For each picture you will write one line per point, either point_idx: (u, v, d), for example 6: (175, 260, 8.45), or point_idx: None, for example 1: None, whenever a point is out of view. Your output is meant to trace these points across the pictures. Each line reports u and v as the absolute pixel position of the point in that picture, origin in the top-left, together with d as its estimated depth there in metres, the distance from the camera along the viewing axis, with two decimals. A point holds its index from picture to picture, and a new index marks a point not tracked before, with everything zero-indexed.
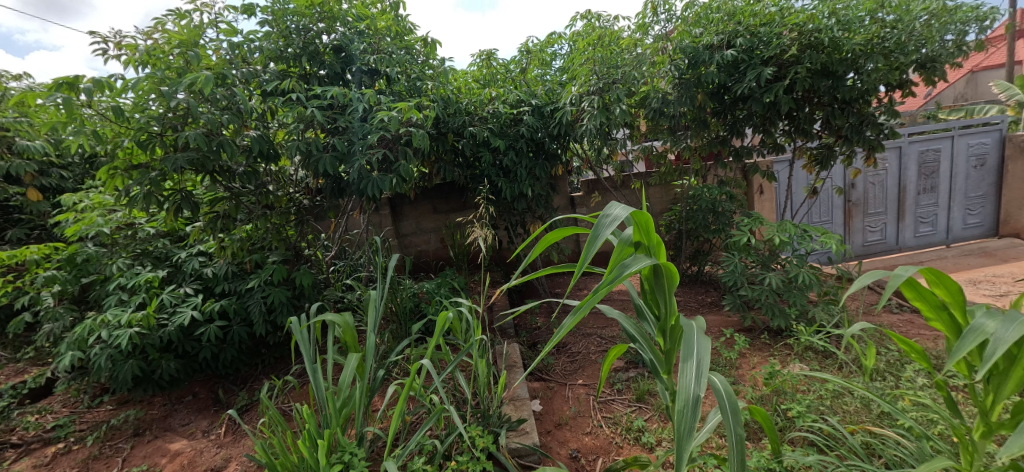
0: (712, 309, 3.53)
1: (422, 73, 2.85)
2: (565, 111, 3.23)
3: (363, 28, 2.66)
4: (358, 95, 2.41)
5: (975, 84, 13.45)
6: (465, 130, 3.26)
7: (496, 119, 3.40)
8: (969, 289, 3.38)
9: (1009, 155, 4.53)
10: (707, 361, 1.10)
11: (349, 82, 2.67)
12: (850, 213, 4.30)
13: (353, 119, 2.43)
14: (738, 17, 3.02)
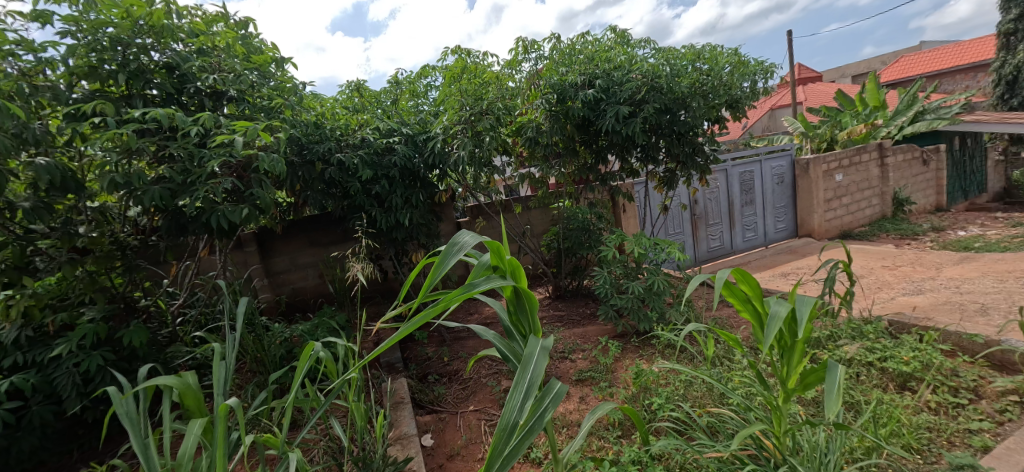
0: (592, 320, 3.78)
1: (279, 98, 2.66)
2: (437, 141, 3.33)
3: (200, 45, 2.40)
4: (191, 117, 2.13)
5: (774, 119, 16.83)
6: (331, 157, 3.10)
7: (366, 147, 3.31)
8: (781, 280, 4.12)
9: (799, 173, 5.71)
10: (535, 386, 1.12)
11: (184, 104, 2.36)
12: (696, 226, 4.98)
13: (190, 146, 2.14)
14: (595, 62, 3.43)
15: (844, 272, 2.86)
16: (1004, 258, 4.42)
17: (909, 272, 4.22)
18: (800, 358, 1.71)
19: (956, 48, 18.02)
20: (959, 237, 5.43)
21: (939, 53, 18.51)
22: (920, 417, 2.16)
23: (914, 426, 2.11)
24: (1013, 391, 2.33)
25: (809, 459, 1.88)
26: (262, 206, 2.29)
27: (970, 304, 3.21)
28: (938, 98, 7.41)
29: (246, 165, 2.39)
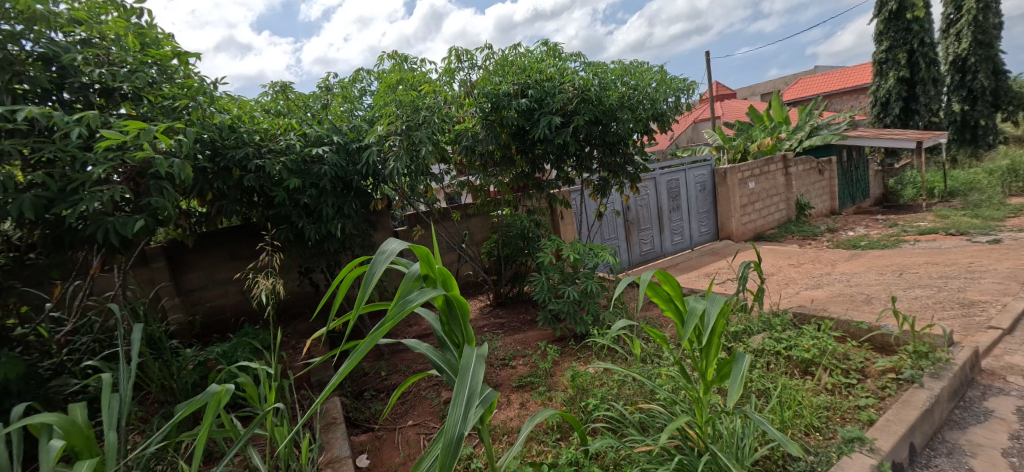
0: (532, 326, 3.83)
1: (183, 96, 2.45)
2: (372, 151, 3.24)
3: (81, 36, 2.19)
4: (71, 117, 1.91)
5: (696, 131, 18.13)
6: (250, 163, 2.90)
7: (291, 154, 3.13)
8: (705, 279, 4.41)
9: (718, 181, 6.17)
10: (475, 394, 1.15)
11: (63, 101, 2.13)
12: (629, 231, 5.20)
13: (69, 147, 1.91)
14: (529, 73, 3.52)
15: (755, 271, 3.12)
16: (884, 254, 5.04)
17: (809, 269, 4.69)
18: (716, 352, 1.95)
19: (839, 74, 20.59)
20: (849, 237, 6.12)
21: (830, 77, 20.93)
22: (821, 399, 2.40)
23: (814, 406, 2.36)
24: (891, 369, 2.65)
25: (729, 445, 2.04)
26: (162, 215, 2.10)
27: (858, 296, 3.62)
28: (831, 114, 8.31)
29: (141, 170, 2.18)
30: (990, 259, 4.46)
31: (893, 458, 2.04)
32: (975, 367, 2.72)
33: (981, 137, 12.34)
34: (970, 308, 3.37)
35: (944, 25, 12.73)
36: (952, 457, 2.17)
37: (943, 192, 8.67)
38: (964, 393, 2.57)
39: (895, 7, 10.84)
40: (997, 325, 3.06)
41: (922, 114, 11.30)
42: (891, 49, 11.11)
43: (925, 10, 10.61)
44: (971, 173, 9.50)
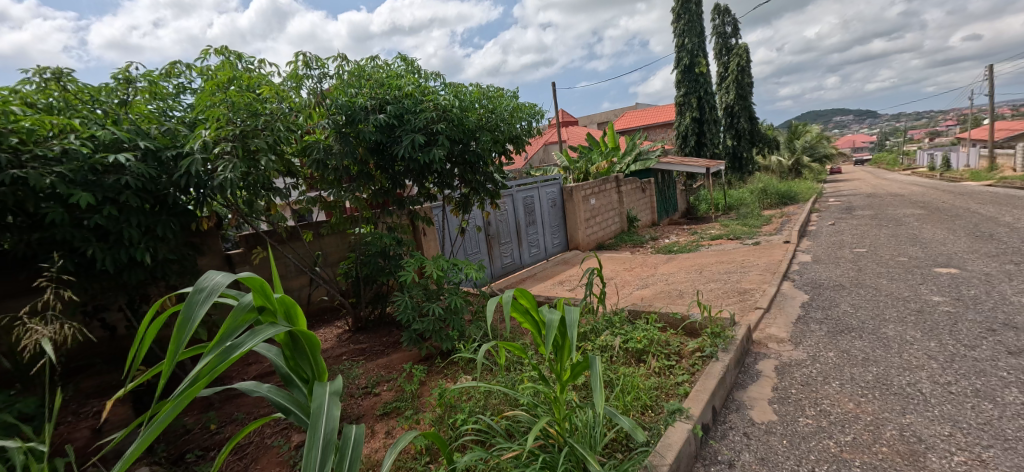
0: (397, 347, 3.72)
1: None
2: (191, 161, 2.70)
3: None
4: None
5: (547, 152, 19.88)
6: (4, 174, 2.22)
7: (67, 162, 2.45)
8: (558, 286, 4.85)
9: (565, 198, 6.85)
10: (331, 439, 1.18)
11: None
12: (491, 245, 5.40)
13: None
14: (387, 88, 3.47)
15: (598, 276, 3.58)
16: (689, 257, 6.22)
17: (638, 272, 5.54)
18: (569, 355, 2.24)
19: (651, 113, 24.80)
20: (666, 244, 7.40)
21: (645, 114, 25.07)
22: (651, 382, 2.87)
23: (646, 388, 2.81)
24: (698, 348, 3.29)
25: (583, 435, 2.34)
26: None
27: (675, 292, 4.41)
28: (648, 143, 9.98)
29: None
30: (755, 257, 5.87)
31: (701, 420, 2.56)
32: (751, 340, 3.56)
33: (744, 165, 15.89)
34: (746, 295, 4.40)
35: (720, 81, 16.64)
36: (739, 411, 2.81)
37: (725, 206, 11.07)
38: (744, 360, 3.34)
39: (688, 61, 13.57)
40: (760, 306, 4.07)
41: (710, 146, 14.21)
42: (687, 94, 13.85)
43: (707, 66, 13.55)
44: (742, 192, 12.31)
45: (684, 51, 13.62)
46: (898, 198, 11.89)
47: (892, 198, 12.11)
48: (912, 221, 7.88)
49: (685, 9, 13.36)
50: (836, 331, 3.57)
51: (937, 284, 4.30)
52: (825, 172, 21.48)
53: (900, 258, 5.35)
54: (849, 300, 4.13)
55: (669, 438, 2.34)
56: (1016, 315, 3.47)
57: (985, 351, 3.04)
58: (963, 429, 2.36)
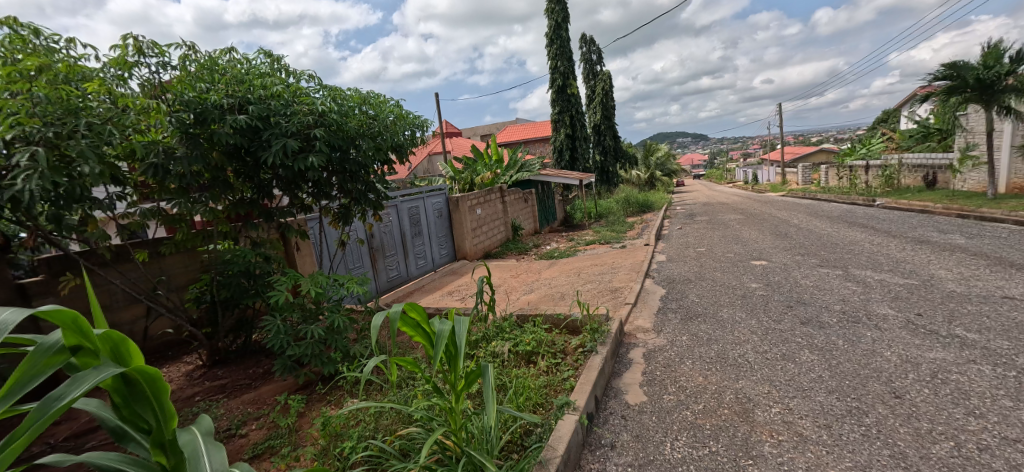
0: (267, 379, 3.25)
1: None
2: None
3: None
4: None
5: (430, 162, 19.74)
6: None
7: None
8: (447, 297, 4.78)
9: (451, 208, 6.78)
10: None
11: None
12: (375, 258, 5.08)
13: None
14: (248, 86, 3.05)
15: (487, 284, 3.61)
16: (568, 261, 6.72)
17: (523, 278, 5.79)
18: (463, 364, 2.21)
19: (529, 129, 26.07)
20: (548, 250, 7.86)
21: (521, 130, 26.29)
22: (541, 380, 3.01)
23: (537, 387, 2.94)
24: (579, 345, 3.57)
25: (480, 442, 2.30)
26: None
27: (557, 294, 4.75)
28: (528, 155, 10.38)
29: None
30: (622, 259, 6.60)
31: (586, 410, 2.75)
32: (623, 332, 4.01)
33: (611, 178, 17.56)
34: (616, 293, 4.95)
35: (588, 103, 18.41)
36: (617, 397, 3.12)
37: (596, 214, 12.16)
38: (619, 350, 3.74)
39: (561, 83, 14.60)
40: (629, 301, 4.61)
41: (582, 161, 15.44)
42: (561, 113, 14.89)
43: (577, 88, 14.78)
44: (607, 203, 13.66)
45: (557, 73, 14.65)
46: (723, 208, 14.38)
47: (719, 207, 14.59)
48: (734, 225, 9.66)
49: (555, 35, 14.41)
50: (686, 318, 4.23)
51: (754, 275, 5.36)
52: (672, 186, 24.96)
53: (728, 255, 6.56)
54: (694, 292, 4.92)
55: (560, 431, 2.48)
56: (805, 294, 4.53)
57: (786, 323, 3.91)
58: (776, 386, 2.99)
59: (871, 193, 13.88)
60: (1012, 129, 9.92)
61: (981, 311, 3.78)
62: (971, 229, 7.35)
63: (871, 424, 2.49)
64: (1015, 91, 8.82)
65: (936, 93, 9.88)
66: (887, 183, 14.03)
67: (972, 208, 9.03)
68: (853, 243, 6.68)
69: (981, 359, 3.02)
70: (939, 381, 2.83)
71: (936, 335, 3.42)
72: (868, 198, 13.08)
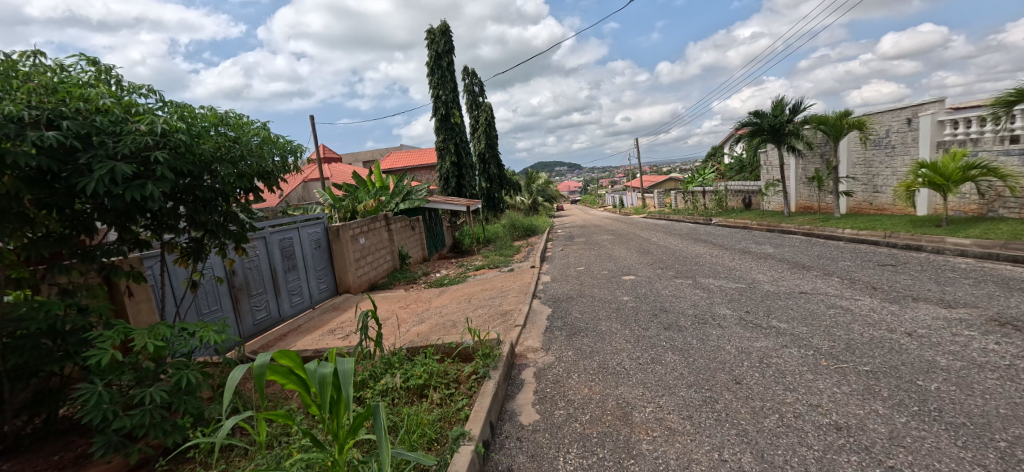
0: (82, 465, 2.54)
1: None
2: None
3: None
4: None
5: (306, 189, 18.31)
6: None
7: None
8: (328, 337, 4.36)
9: (331, 238, 6.29)
10: None
11: None
12: (237, 298, 4.45)
13: None
14: (60, 97, 2.45)
15: (372, 319, 3.34)
16: (459, 288, 6.67)
17: (412, 308, 5.58)
18: (347, 410, 1.99)
19: (413, 155, 25.69)
20: (438, 278, 7.72)
21: (403, 156, 25.89)
22: (434, 414, 2.87)
23: (431, 422, 2.80)
24: (471, 373, 3.50)
25: None
26: None
27: (449, 322, 4.66)
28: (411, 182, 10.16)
29: None
30: (511, 282, 6.75)
31: (482, 438, 2.68)
32: (514, 354, 4.06)
33: (497, 203, 18.04)
34: (506, 316, 5.03)
35: (473, 132, 18.86)
36: (511, 420, 3.10)
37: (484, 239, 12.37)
38: (511, 372, 3.76)
39: (443, 112, 14.73)
40: (518, 324, 4.72)
41: (468, 188, 15.59)
42: (446, 140, 14.96)
43: (460, 117, 15.04)
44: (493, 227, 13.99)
45: (439, 102, 14.76)
46: (596, 229, 15.70)
47: (592, 229, 15.89)
48: (606, 245, 10.57)
49: (436, 65, 14.59)
50: (571, 334, 4.46)
51: (625, 288, 5.90)
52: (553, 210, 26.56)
53: (604, 272, 7.13)
54: (576, 309, 5.21)
55: (456, 463, 2.38)
56: (666, 303, 5.11)
57: (652, 329, 4.36)
58: (648, 388, 3.27)
59: (708, 213, 16.38)
60: (798, 163, 12.59)
61: (788, 304, 4.65)
62: (777, 240, 9.08)
63: (721, 410, 2.85)
64: (793, 135, 11.28)
65: (744, 134, 12.12)
66: (720, 205, 16.70)
67: (775, 223, 11.21)
68: (696, 256, 7.78)
69: (791, 343, 3.69)
70: (765, 365, 3.37)
71: (762, 327, 4.10)
72: (706, 219, 15.41)
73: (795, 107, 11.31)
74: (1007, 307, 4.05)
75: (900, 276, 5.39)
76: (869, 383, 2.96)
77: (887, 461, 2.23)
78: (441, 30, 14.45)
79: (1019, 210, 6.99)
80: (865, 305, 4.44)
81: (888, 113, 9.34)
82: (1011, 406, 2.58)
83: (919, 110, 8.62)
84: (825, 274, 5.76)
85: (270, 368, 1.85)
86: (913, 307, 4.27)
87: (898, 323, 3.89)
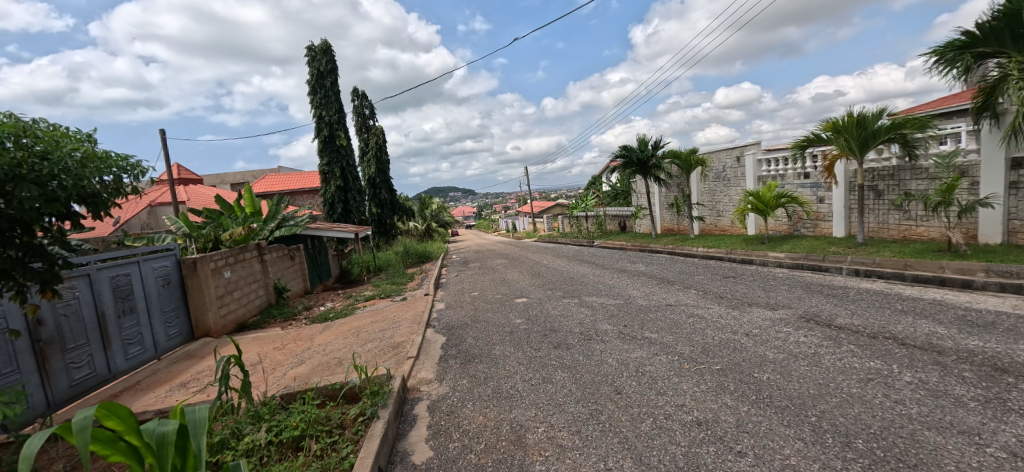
0: None
1: None
2: None
3: None
4: None
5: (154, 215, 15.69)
6: None
7: None
8: (178, 393, 3.67)
9: (186, 273, 5.44)
10: None
11: None
12: (44, 356, 3.56)
13: None
14: None
15: (237, 365, 2.87)
16: (345, 322, 6.15)
17: (290, 348, 4.98)
18: None
19: (291, 178, 23.71)
20: (322, 312, 7.06)
21: (278, 178, 23.80)
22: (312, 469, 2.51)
23: None
24: (358, 415, 3.16)
25: None
26: None
27: (333, 361, 4.24)
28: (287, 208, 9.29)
29: None
30: (402, 312, 6.41)
31: None
32: (406, 389, 3.80)
33: (389, 229, 17.32)
34: (398, 348, 4.73)
35: (360, 155, 18.06)
36: (403, 461, 2.83)
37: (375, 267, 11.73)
38: (402, 408, 3.50)
39: (327, 133, 13.89)
40: (411, 355, 4.46)
41: (356, 213, 14.75)
42: (330, 164, 14.10)
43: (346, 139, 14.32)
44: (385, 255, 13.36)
45: (322, 122, 13.89)
46: (489, 254, 15.85)
47: (485, 253, 16.03)
48: (498, 269, 10.69)
49: (318, 84, 13.77)
50: (465, 361, 4.34)
51: (518, 311, 5.96)
52: (446, 235, 26.32)
53: (497, 296, 7.14)
54: (470, 335, 5.10)
55: None
56: (555, 323, 5.24)
57: (543, 349, 4.42)
58: (540, 408, 3.25)
59: (591, 236, 17.55)
60: (662, 191, 14.12)
61: (657, 317, 5.06)
62: (647, 259, 9.98)
63: (605, 420, 2.94)
64: (657, 168, 12.70)
65: (618, 165, 13.28)
66: (600, 228, 17.99)
67: (644, 244, 12.36)
68: (578, 277, 8.21)
69: (660, 351, 3.99)
70: (640, 373, 3.59)
71: (637, 339, 4.40)
72: (588, 242, 16.48)
73: (657, 143, 12.73)
74: (811, 306, 4.88)
75: (739, 285, 6.22)
76: (720, 380, 3.30)
77: (737, 447, 2.47)
78: (323, 48, 13.77)
79: (814, 230, 8.59)
80: (714, 312, 5.01)
81: (722, 151, 10.99)
82: (818, 386, 3.06)
83: (744, 150, 10.27)
84: (683, 287, 6.44)
85: (92, 438, 1.46)
86: (749, 311, 4.92)
87: (738, 326, 4.44)
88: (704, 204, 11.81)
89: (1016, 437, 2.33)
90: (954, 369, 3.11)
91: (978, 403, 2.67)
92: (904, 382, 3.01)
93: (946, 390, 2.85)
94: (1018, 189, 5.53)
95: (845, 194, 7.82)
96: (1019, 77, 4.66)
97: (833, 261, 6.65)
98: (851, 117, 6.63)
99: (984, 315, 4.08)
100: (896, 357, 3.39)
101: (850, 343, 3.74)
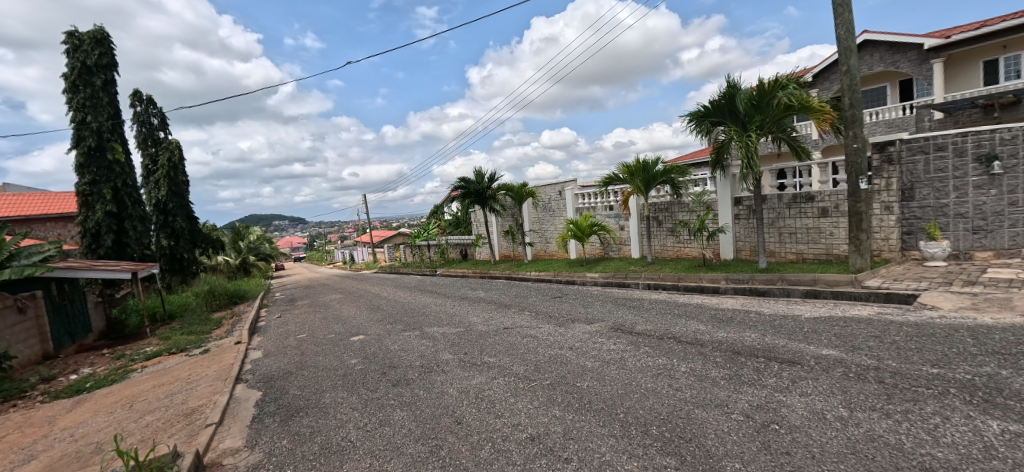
0: None
1: None
2: None
3: None
4: None
5: None
6: None
7: None
8: None
9: None
10: None
11: None
12: None
13: None
14: None
15: None
16: (111, 392, 4.70)
17: (10, 442, 3.53)
18: None
19: (37, 202, 18.16)
20: (70, 382, 5.31)
21: (13, 201, 17.98)
22: None
23: None
24: None
25: None
26: None
27: (87, 449, 3.15)
28: (27, 240, 6.96)
29: None
30: (201, 369, 5.20)
31: None
32: (201, 466, 2.98)
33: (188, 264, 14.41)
34: (193, 416, 3.77)
35: (146, 173, 14.79)
36: None
37: (164, 314, 9.50)
38: None
39: (94, 143, 10.99)
40: (211, 421, 3.60)
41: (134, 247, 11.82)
42: (95, 182, 11.14)
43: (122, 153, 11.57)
44: (181, 298, 10.97)
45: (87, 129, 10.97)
46: (323, 288, 14.35)
47: (319, 289, 14.45)
48: (333, 305, 9.65)
49: (83, 81, 10.95)
50: (286, 417, 3.65)
51: (353, 351, 5.35)
52: (269, 269, 23.13)
53: (329, 336, 6.35)
54: (295, 384, 4.37)
55: None
56: (394, 358, 4.84)
57: (380, 389, 4.00)
58: (376, 455, 2.85)
59: (434, 265, 17.32)
60: (499, 221, 14.73)
61: (495, 341, 5.06)
62: (484, 285, 10.14)
63: (445, 455, 2.70)
64: (492, 199, 13.19)
65: (457, 196, 13.41)
66: (443, 257, 17.90)
67: (485, 271, 12.64)
68: (419, 308, 7.84)
69: (498, 374, 3.95)
70: (479, 399, 3.47)
71: (476, 365, 4.29)
72: (430, 271, 16.21)
73: (492, 175, 13.28)
74: (618, 317, 5.43)
75: (563, 304, 6.68)
76: (550, 394, 3.36)
77: (564, 455, 2.49)
78: (92, 37, 11.22)
79: (618, 253, 9.87)
80: (545, 331, 5.22)
81: (548, 185, 12.01)
82: (624, 386, 3.32)
83: (565, 185, 11.37)
84: (516, 310, 6.63)
85: None
86: (572, 327, 5.26)
87: (565, 342, 4.68)
88: (536, 231, 12.65)
89: (748, 402, 2.82)
90: (710, 356, 3.72)
91: (725, 381, 3.19)
92: (681, 371, 3.47)
93: (706, 374, 3.36)
94: (739, 219, 7.21)
95: (638, 223, 9.18)
96: (739, 139, 5.85)
97: (632, 278, 7.67)
98: (638, 162, 7.85)
99: (727, 312, 5.06)
100: (675, 352, 3.92)
101: (645, 345, 4.23)
